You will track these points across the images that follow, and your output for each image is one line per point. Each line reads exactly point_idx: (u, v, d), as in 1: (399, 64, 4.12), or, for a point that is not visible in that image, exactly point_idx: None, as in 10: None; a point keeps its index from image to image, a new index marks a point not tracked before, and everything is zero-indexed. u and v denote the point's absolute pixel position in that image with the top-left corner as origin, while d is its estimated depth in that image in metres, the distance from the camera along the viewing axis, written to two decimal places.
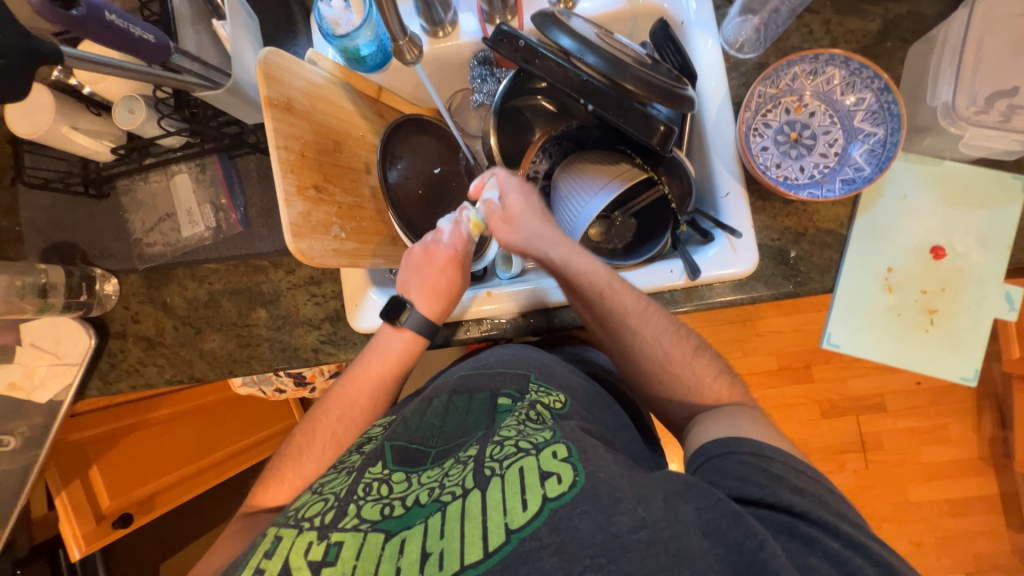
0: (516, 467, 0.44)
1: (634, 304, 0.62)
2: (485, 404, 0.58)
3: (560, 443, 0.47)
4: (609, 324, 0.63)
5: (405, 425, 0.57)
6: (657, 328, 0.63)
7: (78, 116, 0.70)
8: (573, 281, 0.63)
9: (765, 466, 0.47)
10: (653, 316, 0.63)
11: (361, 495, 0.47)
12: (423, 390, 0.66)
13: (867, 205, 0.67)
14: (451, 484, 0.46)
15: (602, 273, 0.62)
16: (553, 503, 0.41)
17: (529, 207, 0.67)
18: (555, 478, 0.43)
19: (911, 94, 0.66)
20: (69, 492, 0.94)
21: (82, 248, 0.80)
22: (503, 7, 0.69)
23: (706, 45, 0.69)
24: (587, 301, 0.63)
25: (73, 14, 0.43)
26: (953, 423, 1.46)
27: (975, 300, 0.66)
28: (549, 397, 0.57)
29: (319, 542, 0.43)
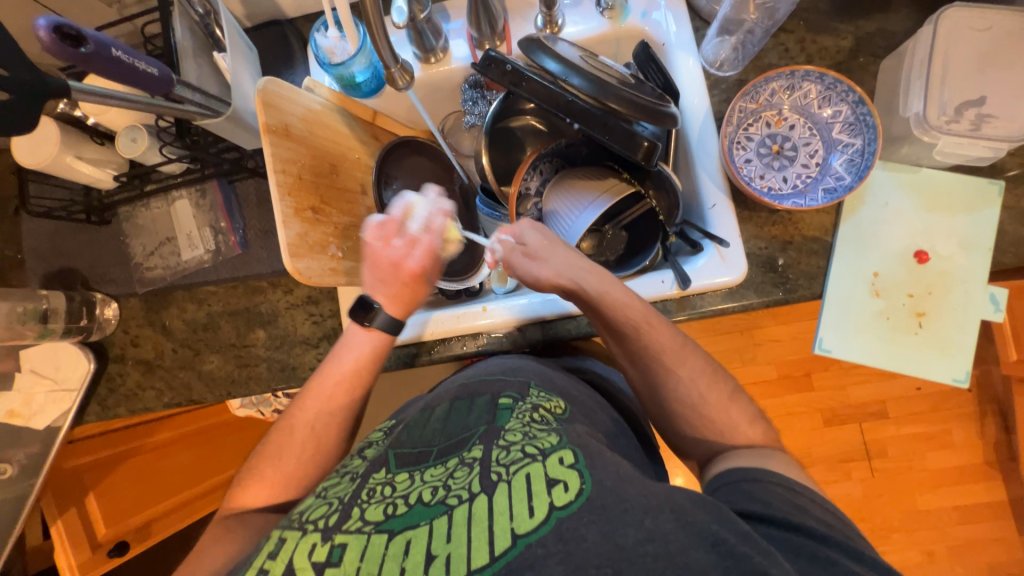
0: (524, 473, 0.45)
1: (669, 341, 0.62)
2: (487, 404, 0.58)
3: (566, 448, 0.47)
4: (641, 359, 0.63)
5: (410, 429, 0.57)
6: (693, 369, 0.61)
7: (82, 145, 0.72)
8: (609, 313, 0.63)
9: (791, 496, 0.47)
10: (691, 355, 0.62)
11: (365, 500, 0.47)
12: (427, 394, 0.67)
13: (849, 212, 0.69)
14: (457, 486, 0.46)
15: (638, 308, 0.63)
16: (560, 512, 0.41)
17: (543, 242, 0.66)
18: (562, 485, 0.43)
19: (886, 106, 0.69)
20: (64, 522, 0.92)
21: (83, 274, 0.82)
22: (492, 32, 0.72)
23: (688, 65, 0.72)
24: (621, 333, 0.63)
25: (82, 52, 0.45)
26: (957, 428, 1.45)
27: (962, 303, 0.67)
28: (549, 403, 0.58)
29: (323, 545, 0.43)
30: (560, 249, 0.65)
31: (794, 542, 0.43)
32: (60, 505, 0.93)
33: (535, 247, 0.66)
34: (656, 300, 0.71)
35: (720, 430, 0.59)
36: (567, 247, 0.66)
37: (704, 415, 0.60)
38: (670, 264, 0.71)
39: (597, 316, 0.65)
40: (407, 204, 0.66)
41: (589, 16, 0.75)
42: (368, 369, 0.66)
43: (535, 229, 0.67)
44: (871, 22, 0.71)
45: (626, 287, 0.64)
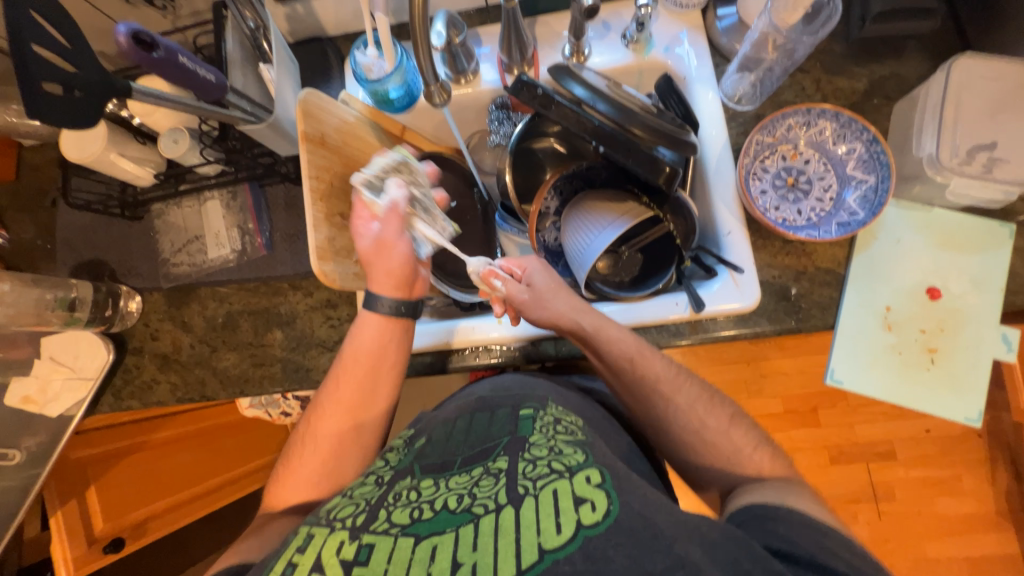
0: (550, 489, 0.45)
1: (663, 371, 0.64)
2: (507, 417, 0.58)
3: (593, 467, 0.47)
4: (639, 392, 0.64)
5: (434, 442, 0.57)
6: (689, 395, 0.63)
7: (126, 144, 0.75)
8: (605, 349, 0.65)
9: (817, 537, 0.46)
10: (684, 382, 0.64)
11: (391, 502, 0.48)
12: (443, 407, 0.68)
13: (863, 246, 0.70)
14: (483, 496, 0.46)
15: (631, 341, 0.65)
16: (587, 530, 0.41)
17: (549, 284, 0.69)
18: (590, 504, 0.43)
19: (899, 146, 0.71)
20: (64, 513, 0.93)
21: (111, 266, 0.84)
22: (521, 59, 0.76)
23: (707, 97, 0.75)
24: (617, 369, 0.64)
25: (155, 56, 0.49)
26: (967, 474, 1.42)
27: (974, 341, 0.68)
28: (569, 417, 0.58)
29: (350, 543, 0.44)
30: (554, 290, 0.68)
31: None
32: (62, 497, 0.93)
33: (541, 287, 0.68)
34: (668, 322, 0.72)
35: (734, 455, 0.59)
36: (560, 286, 0.69)
37: (721, 442, 0.60)
38: (684, 287, 0.72)
39: (593, 355, 0.66)
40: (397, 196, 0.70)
41: (614, 48, 0.79)
42: (356, 360, 0.66)
43: (544, 270, 0.71)
44: (885, 67, 0.74)
45: (620, 325, 0.67)
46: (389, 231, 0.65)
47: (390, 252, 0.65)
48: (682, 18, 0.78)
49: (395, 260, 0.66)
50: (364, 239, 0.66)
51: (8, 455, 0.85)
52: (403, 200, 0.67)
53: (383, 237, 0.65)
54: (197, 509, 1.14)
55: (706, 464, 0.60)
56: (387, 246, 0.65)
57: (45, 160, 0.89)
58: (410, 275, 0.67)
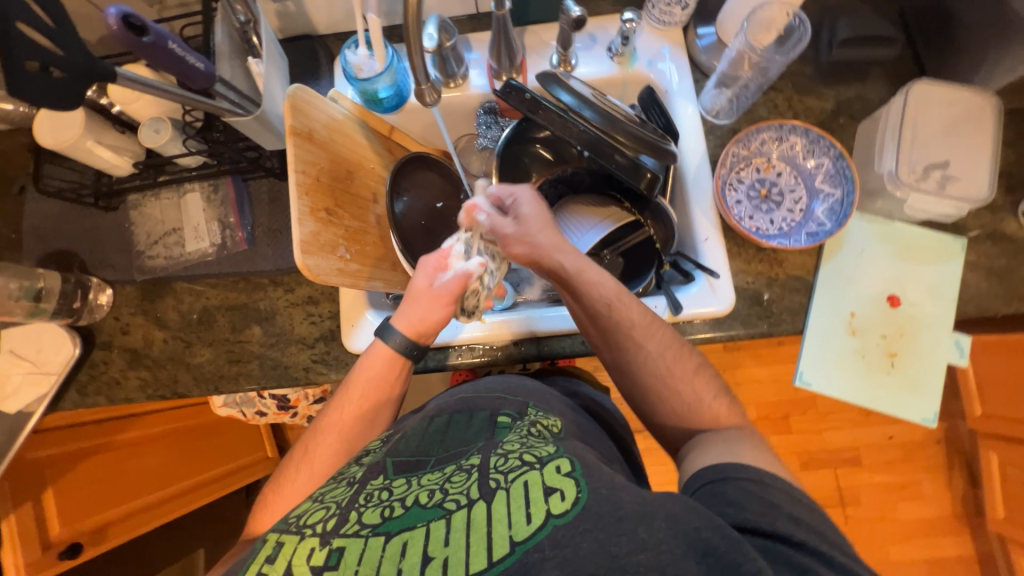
0: (521, 481, 0.46)
1: (638, 317, 0.64)
2: (484, 421, 0.58)
3: (563, 458, 0.48)
4: (612, 337, 0.64)
5: (407, 440, 0.57)
6: (662, 342, 0.63)
7: (103, 132, 0.74)
8: (583, 290, 0.64)
9: (763, 494, 0.48)
10: (658, 330, 0.64)
11: (362, 504, 0.47)
12: (423, 408, 0.66)
13: (830, 254, 0.74)
14: (455, 491, 0.47)
15: (610, 285, 0.65)
16: (556, 519, 0.42)
17: (535, 216, 0.69)
18: (559, 494, 0.44)
19: (863, 162, 0.76)
20: (18, 517, 0.86)
21: (82, 257, 0.82)
22: (510, 65, 0.78)
23: (686, 111, 0.79)
24: (593, 312, 0.64)
25: (143, 39, 0.49)
26: (926, 480, 1.49)
27: (930, 346, 0.72)
28: (546, 420, 0.59)
29: (320, 549, 0.43)
30: (540, 228, 0.68)
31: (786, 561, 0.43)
32: (15, 498, 0.86)
33: (526, 218, 0.69)
34: None
35: None
36: (546, 222, 0.69)
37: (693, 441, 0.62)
38: (662, 292, 0.74)
39: (571, 295, 0.66)
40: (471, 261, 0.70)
41: (600, 59, 0.82)
42: (362, 391, 0.65)
43: (533, 202, 0.71)
44: (850, 89, 0.79)
45: (601, 269, 0.67)
46: (448, 288, 0.66)
47: (437, 305, 0.66)
48: (664, 34, 0.82)
49: (431, 313, 0.66)
50: (420, 279, 0.67)
51: None
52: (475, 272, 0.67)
53: (439, 291, 0.66)
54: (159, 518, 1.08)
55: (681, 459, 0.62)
56: (434, 297, 0.66)
57: (14, 147, 0.86)
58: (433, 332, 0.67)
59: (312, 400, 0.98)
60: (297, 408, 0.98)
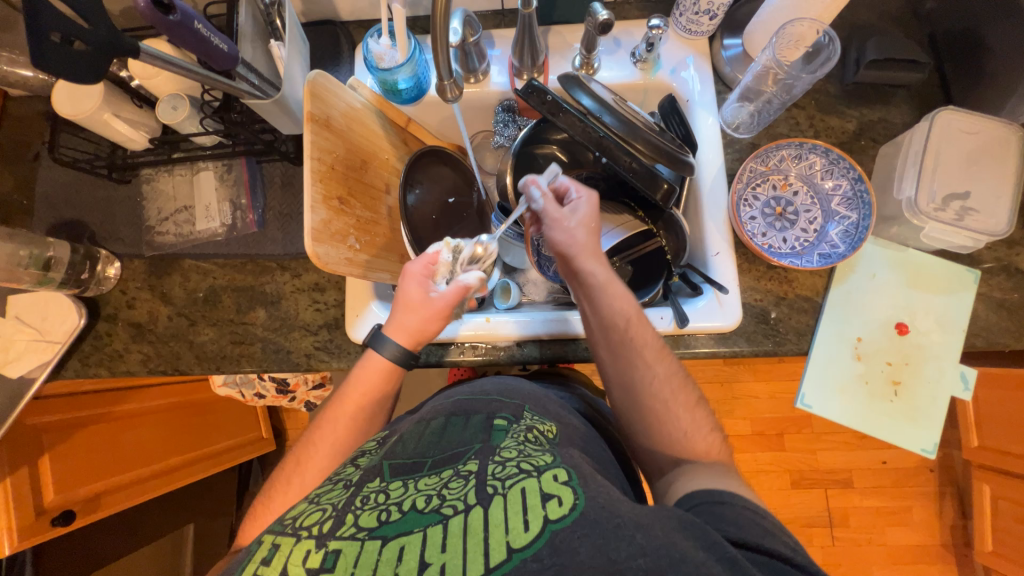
0: (519, 488, 0.46)
1: (651, 340, 0.64)
2: (482, 422, 0.58)
3: (560, 467, 0.48)
4: (622, 352, 0.64)
5: (404, 441, 0.57)
6: (669, 369, 0.64)
7: (121, 105, 0.74)
8: (605, 302, 0.64)
9: (758, 519, 0.48)
10: (667, 358, 0.64)
11: (359, 506, 0.48)
12: (419, 410, 0.66)
13: (841, 277, 0.74)
14: (452, 497, 0.47)
15: (631, 303, 0.65)
16: (554, 525, 0.42)
17: (587, 218, 0.66)
18: (557, 500, 0.44)
19: (881, 187, 0.75)
20: (13, 481, 0.86)
21: (92, 229, 0.82)
22: (532, 64, 0.77)
23: (707, 122, 0.78)
24: (610, 324, 0.64)
25: (170, 18, 0.48)
26: (917, 506, 1.49)
27: (935, 377, 0.72)
28: (543, 425, 0.59)
29: (317, 551, 0.44)
30: (582, 231, 0.66)
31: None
32: (13, 462, 0.87)
33: (580, 216, 0.66)
34: None
35: None
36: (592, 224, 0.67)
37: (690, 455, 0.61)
38: (669, 302, 0.74)
39: (590, 305, 0.66)
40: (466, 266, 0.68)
41: (623, 65, 0.81)
42: (356, 404, 0.65)
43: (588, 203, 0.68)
44: (873, 111, 0.78)
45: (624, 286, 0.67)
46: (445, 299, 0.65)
47: (433, 316, 0.65)
48: (689, 43, 0.81)
49: (427, 322, 0.65)
50: (413, 287, 0.65)
51: None
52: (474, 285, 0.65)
53: (436, 302, 0.65)
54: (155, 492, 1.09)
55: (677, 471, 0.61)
56: (431, 308, 0.65)
57: (31, 113, 0.86)
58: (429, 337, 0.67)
59: (311, 385, 0.98)
60: (295, 393, 0.99)
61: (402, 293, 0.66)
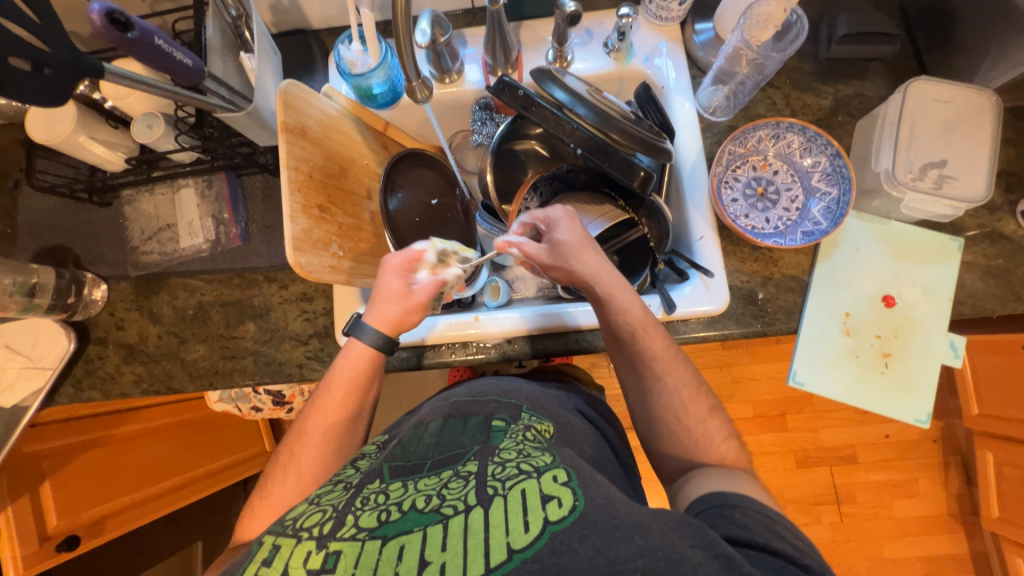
0: (519, 489, 0.46)
1: (661, 350, 0.64)
2: (480, 425, 0.58)
3: (560, 467, 0.48)
4: (636, 364, 0.65)
5: (404, 445, 0.57)
6: (680, 379, 0.64)
7: (96, 127, 0.73)
8: (611, 318, 0.65)
9: (769, 523, 0.48)
10: (679, 366, 0.64)
11: (359, 507, 0.48)
12: (417, 414, 0.67)
13: (825, 254, 0.74)
14: (452, 497, 0.47)
15: (639, 315, 0.64)
16: (554, 526, 0.42)
17: (572, 243, 0.65)
18: (556, 501, 0.44)
19: (860, 161, 0.75)
20: (16, 509, 0.87)
21: (76, 253, 0.82)
22: (505, 61, 0.77)
23: (683, 108, 0.78)
24: (618, 338, 0.65)
25: (129, 35, 0.48)
26: (922, 478, 1.49)
27: (924, 347, 0.72)
28: (540, 424, 0.59)
29: (318, 552, 0.44)
30: (582, 249, 0.65)
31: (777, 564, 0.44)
32: (14, 491, 0.88)
33: (561, 245, 0.65)
34: None
35: (689, 451, 0.61)
36: (586, 242, 0.66)
37: (686, 445, 0.62)
38: (656, 290, 0.74)
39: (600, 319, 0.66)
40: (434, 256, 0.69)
41: (597, 55, 0.81)
42: (343, 390, 0.65)
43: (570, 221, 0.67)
44: (849, 86, 0.78)
45: (634, 294, 0.66)
46: (423, 290, 0.65)
47: (415, 307, 0.66)
48: (662, 30, 0.80)
49: (409, 314, 0.66)
50: (392, 280, 0.65)
51: None
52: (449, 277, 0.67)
53: (415, 293, 0.65)
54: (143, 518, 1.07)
55: (671, 461, 0.62)
56: (410, 300, 0.65)
57: (7, 141, 0.85)
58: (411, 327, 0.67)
59: (308, 395, 0.98)
60: (292, 404, 0.99)
61: (382, 286, 0.66)
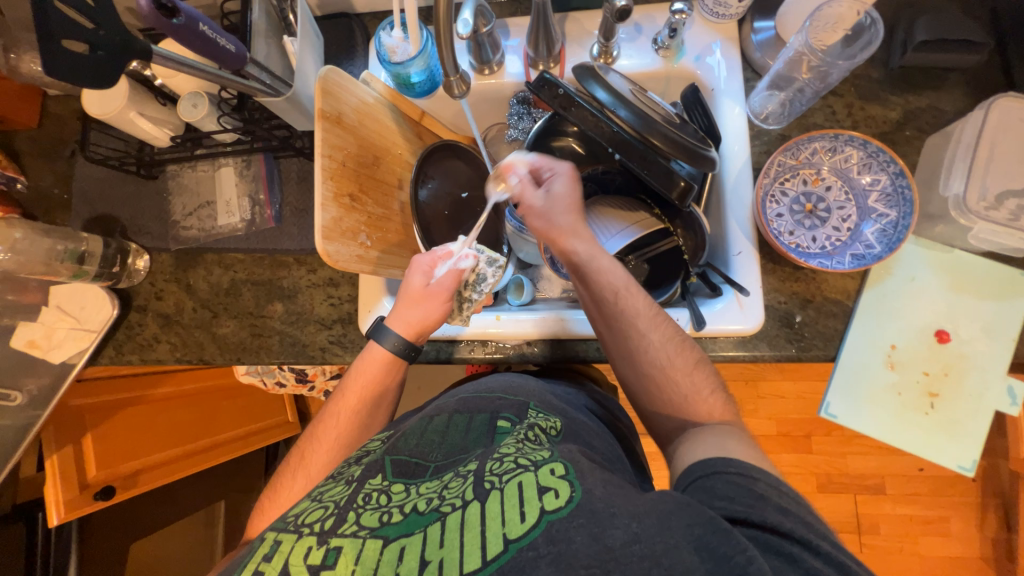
0: (515, 482, 0.45)
1: (644, 308, 0.62)
2: (484, 425, 0.58)
3: (558, 461, 0.47)
4: (616, 325, 0.62)
5: (406, 438, 0.57)
6: (664, 335, 0.61)
7: (146, 103, 0.76)
8: (592, 277, 0.64)
9: (749, 484, 0.45)
10: (662, 323, 0.62)
11: (361, 504, 0.48)
12: (422, 408, 0.66)
13: (875, 280, 0.69)
14: (451, 495, 0.47)
15: (620, 274, 0.64)
16: (550, 516, 0.42)
17: (564, 197, 0.67)
18: (553, 492, 0.44)
19: (925, 183, 0.69)
20: (61, 459, 0.94)
21: (123, 223, 0.85)
22: (548, 54, 0.75)
23: (733, 113, 0.73)
24: (600, 298, 0.63)
25: (174, 22, 0.49)
26: (955, 517, 1.41)
27: (977, 390, 0.67)
28: (546, 421, 0.57)
29: (318, 548, 0.44)
30: (566, 208, 0.67)
31: (773, 540, 0.41)
32: (59, 441, 0.95)
33: (556, 197, 0.67)
34: None
35: None
36: (575, 204, 0.68)
37: None
38: (686, 303, 0.71)
39: (581, 282, 0.65)
40: (445, 248, 0.69)
41: (644, 52, 0.77)
42: (358, 395, 0.66)
43: (568, 180, 0.69)
44: (922, 98, 0.72)
45: (614, 258, 0.66)
46: (442, 285, 0.67)
47: (434, 304, 0.67)
48: (717, 28, 0.76)
49: (427, 313, 0.67)
50: (413, 281, 0.67)
51: (11, 396, 0.86)
52: (467, 269, 0.69)
53: (435, 290, 0.67)
54: (183, 472, 1.13)
55: None
56: (430, 297, 0.67)
57: (67, 111, 0.90)
58: (434, 326, 0.69)
59: (329, 375, 1.00)
60: (314, 382, 1.01)
61: (402, 290, 0.68)
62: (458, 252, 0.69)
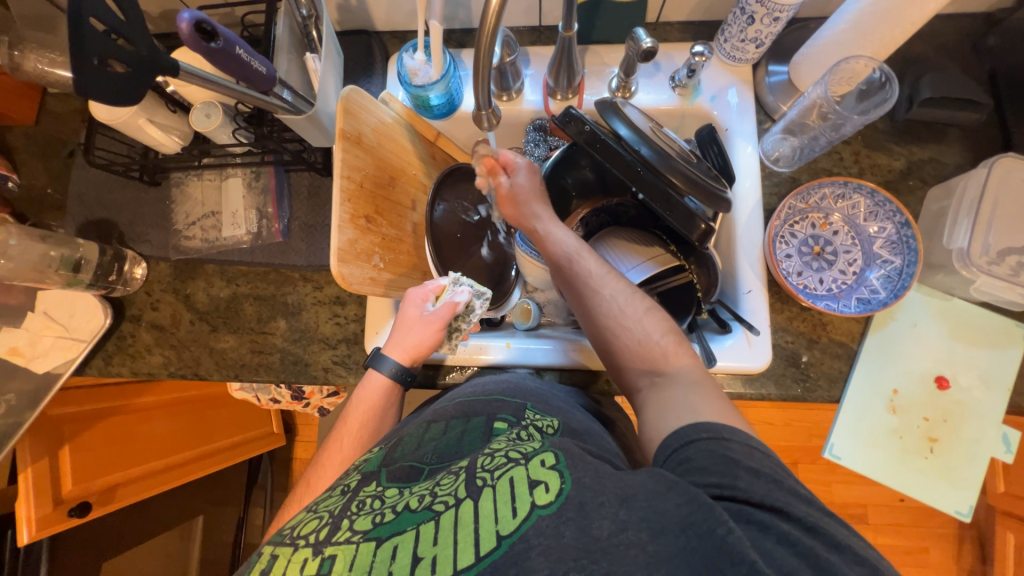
0: (507, 477, 0.44)
1: (598, 268, 0.64)
2: (482, 426, 0.55)
3: (548, 451, 0.46)
4: (572, 286, 0.65)
5: (403, 447, 0.55)
6: (618, 289, 0.62)
7: (157, 111, 0.74)
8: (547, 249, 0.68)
9: (722, 447, 0.45)
10: (617, 279, 0.63)
11: (354, 512, 0.46)
12: (423, 413, 0.64)
13: (879, 325, 0.70)
14: (444, 492, 0.45)
15: (573, 242, 0.67)
16: (540, 510, 0.41)
17: (527, 187, 0.71)
18: (544, 486, 0.42)
19: (928, 232, 0.72)
20: (36, 469, 0.89)
21: (121, 229, 0.83)
22: (568, 86, 0.77)
23: (746, 152, 0.75)
24: (557, 266, 0.67)
25: (212, 45, 0.48)
26: (933, 548, 1.44)
27: (974, 436, 0.69)
28: (543, 421, 0.56)
29: (313, 559, 0.42)
30: (529, 195, 0.71)
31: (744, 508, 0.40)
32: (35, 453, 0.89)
33: (518, 187, 0.71)
34: None
35: None
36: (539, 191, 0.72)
37: None
38: (696, 337, 0.72)
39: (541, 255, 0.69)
40: (439, 283, 0.69)
41: (661, 89, 0.78)
42: (362, 421, 0.63)
43: (528, 171, 0.72)
44: (924, 150, 0.75)
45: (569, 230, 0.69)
46: (437, 318, 0.66)
47: (426, 336, 0.66)
48: (733, 70, 0.78)
49: (420, 344, 0.66)
50: (409, 311, 0.68)
51: None
52: (461, 304, 0.68)
53: (429, 322, 0.66)
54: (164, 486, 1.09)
55: None
56: (425, 330, 0.66)
57: (68, 111, 0.87)
58: (425, 356, 0.68)
59: (326, 394, 0.98)
60: (309, 400, 0.99)
61: (398, 318, 0.68)
62: (454, 288, 0.69)
